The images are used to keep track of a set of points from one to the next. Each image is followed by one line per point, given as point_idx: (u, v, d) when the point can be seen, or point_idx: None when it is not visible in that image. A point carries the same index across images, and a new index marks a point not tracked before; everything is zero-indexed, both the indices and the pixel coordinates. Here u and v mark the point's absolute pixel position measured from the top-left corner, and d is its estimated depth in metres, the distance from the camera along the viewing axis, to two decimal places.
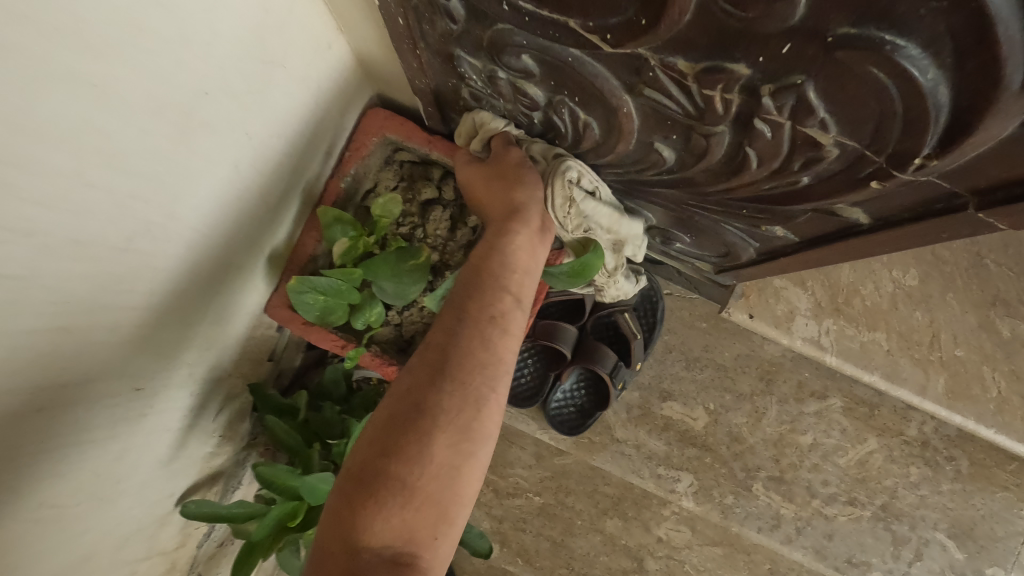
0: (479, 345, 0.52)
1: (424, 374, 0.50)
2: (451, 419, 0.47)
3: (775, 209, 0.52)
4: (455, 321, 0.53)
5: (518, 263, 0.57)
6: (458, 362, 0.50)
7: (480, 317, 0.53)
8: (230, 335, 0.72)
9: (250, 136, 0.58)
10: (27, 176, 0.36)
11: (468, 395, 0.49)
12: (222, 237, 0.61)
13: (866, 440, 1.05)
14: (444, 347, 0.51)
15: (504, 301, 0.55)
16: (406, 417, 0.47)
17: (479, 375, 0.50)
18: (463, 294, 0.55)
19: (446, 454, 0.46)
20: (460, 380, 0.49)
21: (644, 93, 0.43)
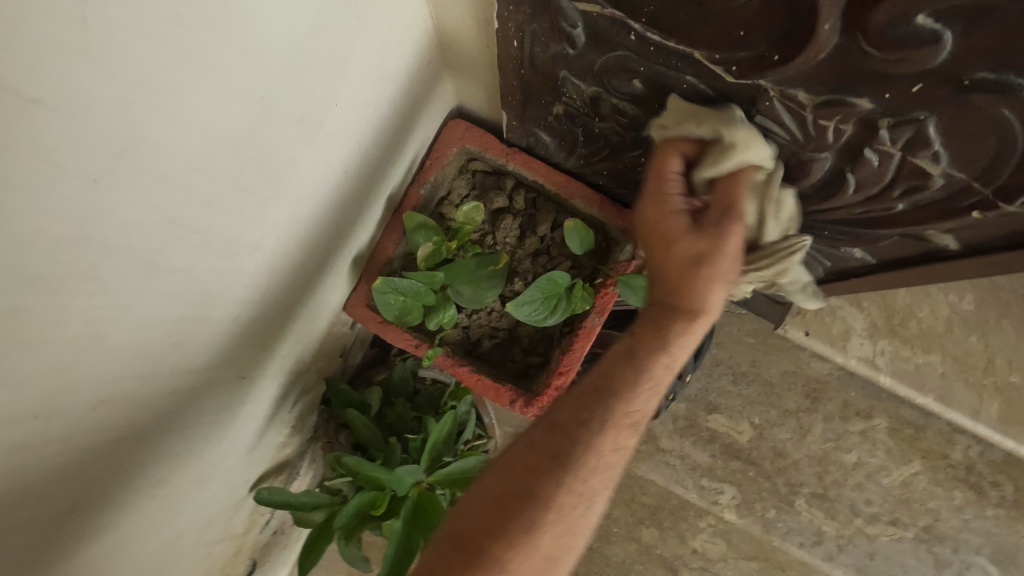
0: (612, 442, 0.52)
1: (547, 462, 0.51)
2: (568, 505, 0.51)
3: (860, 232, 0.55)
4: (598, 407, 0.52)
5: (671, 369, 0.53)
6: (588, 454, 0.51)
7: (623, 414, 0.52)
8: (313, 331, 0.75)
9: (359, 145, 0.61)
10: (202, 179, 0.39)
11: (580, 487, 0.51)
12: (325, 237, 0.65)
13: (911, 461, 1.06)
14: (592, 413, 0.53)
15: (648, 399, 0.53)
16: (525, 501, 0.50)
17: (598, 477, 0.52)
18: (614, 381, 0.53)
19: (555, 540, 0.50)
20: (587, 472, 0.51)
21: (754, 121, 0.46)
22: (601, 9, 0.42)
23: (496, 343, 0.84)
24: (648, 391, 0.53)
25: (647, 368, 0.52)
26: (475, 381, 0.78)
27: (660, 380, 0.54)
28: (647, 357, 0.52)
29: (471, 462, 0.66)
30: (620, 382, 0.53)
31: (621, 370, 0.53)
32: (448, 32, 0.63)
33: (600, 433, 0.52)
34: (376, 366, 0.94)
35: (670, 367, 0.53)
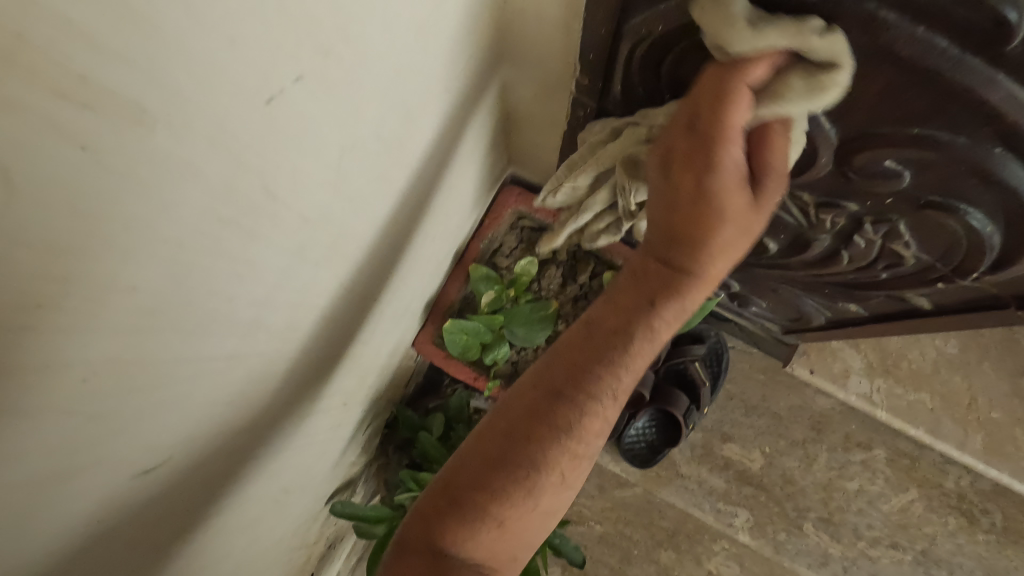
0: (618, 397, 0.51)
1: (541, 408, 0.48)
2: (567, 455, 0.49)
3: (854, 291, 0.68)
4: (594, 345, 0.49)
5: (683, 312, 0.48)
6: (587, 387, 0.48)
7: (631, 363, 0.49)
8: (389, 363, 0.88)
9: (440, 210, 0.75)
10: (355, 246, 0.54)
11: (585, 444, 0.50)
12: (407, 282, 0.79)
13: (907, 489, 1.17)
14: (585, 391, 0.48)
15: (653, 348, 0.50)
16: (518, 440, 0.47)
17: (598, 427, 0.50)
18: (609, 323, 0.49)
19: (553, 495, 0.50)
20: (583, 403, 0.48)
21: (769, 209, 0.60)
22: None
23: None
24: (652, 331, 0.49)
25: (657, 301, 0.47)
26: None
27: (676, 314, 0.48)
28: (658, 290, 0.47)
29: None
30: (624, 327, 0.48)
31: (628, 313, 0.48)
32: (518, 123, 0.78)
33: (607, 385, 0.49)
34: (431, 395, 1.06)
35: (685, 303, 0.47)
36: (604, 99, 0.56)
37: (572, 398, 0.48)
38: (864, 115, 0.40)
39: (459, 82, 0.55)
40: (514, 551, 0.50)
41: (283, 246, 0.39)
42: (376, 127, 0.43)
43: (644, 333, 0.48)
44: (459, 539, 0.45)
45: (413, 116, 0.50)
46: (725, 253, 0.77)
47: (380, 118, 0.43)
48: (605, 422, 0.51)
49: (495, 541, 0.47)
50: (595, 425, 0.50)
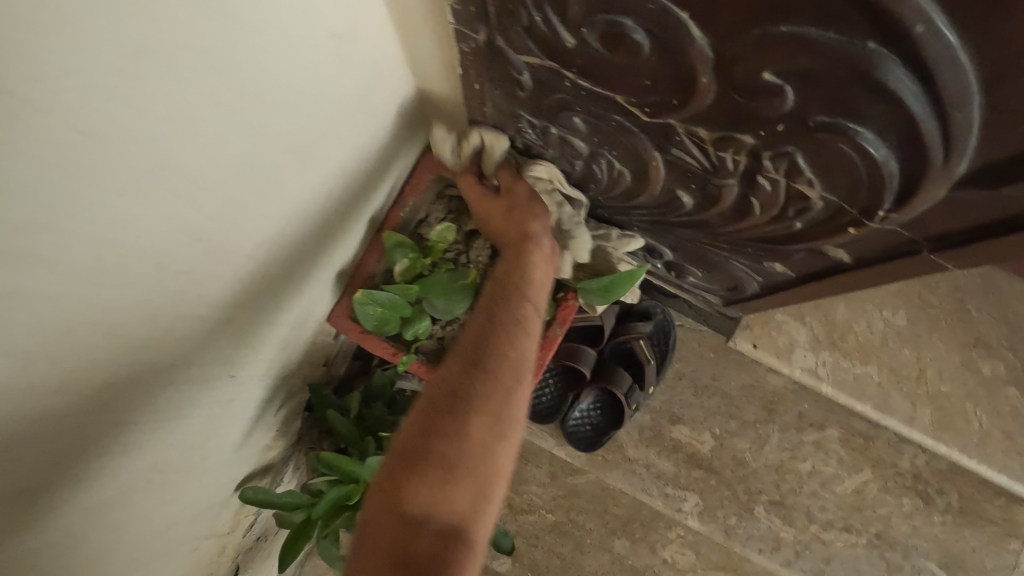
0: (513, 341, 0.64)
1: (450, 388, 0.60)
2: (473, 398, 0.59)
3: (776, 247, 0.63)
4: (479, 345, 0.63)
5: (534, 288, 0.69)
6: (479, 358, 0.62)
7: (513, 321, 0.65)
8: (298, 337, 0.82)
9: (343, 169, 0.69)
10: (207, 194, 0.47)
11: (502, 380, 0.61)
12: (310, 252, 0.73)
13: (861, 470, 1.13)
14: (477, 346, 0.63)
15: (530, 320, 0.67)
16: (448, 400, 0.59)
17: (505, 363, 0.62)
18: (489, 321, 0.65)
19: (485, 423, 0.57)
20: (471, 368, 0.61)
21: (671, 152, 0.55)
22: (540, 60, 0.51)
23: None
24: (523, 307, 0.67)
25: (508, 298, 0.67)
26: None
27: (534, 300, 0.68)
28: (500, 289, 0.69)
29: None
30: (495, 314, 0.66)
31: (508, 298, 0.67)
32: (425, 76, 0.72)
33: (497, 331, 0.64)
34: (361, 377, 1.01)
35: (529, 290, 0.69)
36: (485, 27, 0.50)
37: (473, 374, 0.61)
38: (733, 13, 0.35)
39: (329, 11, 0.49)
40: (479, 487, 0.55)
41: (54, 161, 0.33)
42: (186, 36, 0.37)
43: (512, 299, 0.68)
44: (408, 488, 0.53)
45: (262, 38, 0.44)
46: (650, 213, 0.72)
47: (188, 26, 0.37)
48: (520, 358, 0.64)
49: (457, 479, 0.54)
50: (498, 361, 0.62)
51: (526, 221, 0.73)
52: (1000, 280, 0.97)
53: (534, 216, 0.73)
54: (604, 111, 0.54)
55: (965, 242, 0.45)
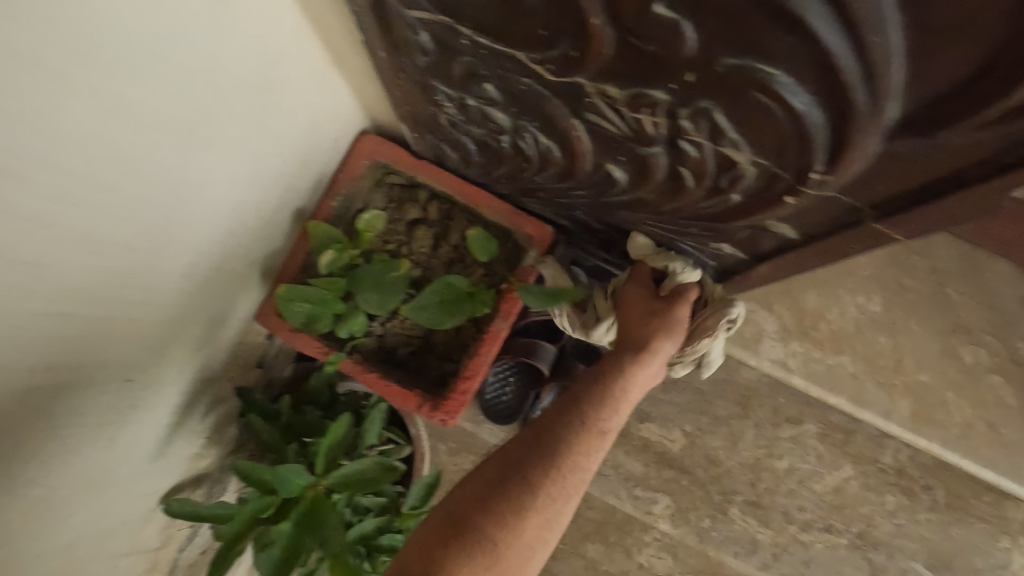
0: (587, 449, 0.63)
1: (515, 468, 0.61)
2: (531, 498, 0.59)
3: (717, 225, 0.57)
4: (557, 438, 0.63)
5: (629, 393, 0.67)
6: (552, 456, 0.62)
7: (590, 426, 0.64)
8: (219, 339, 0.76)
9: (250, 154, 0.63)
10: (40, 171, 0.41)
11: (565, 485, 0.61)
12: (221, 245, 0.66)
13: (841, 466, 1.06)
14: (554, 439, 0.63)
15: (610, 423, 0.66)
16: (500, 485, 0.60)
17: (572, 466, 0.62)
18: (577, 415, 0.64)
19: (535, 529, 0.58)
20: (539, 468, 0.61)
21: (587, 117, 0.49)
22: (430, 14, 0.45)
23: (412, 350, 0.85)
24: (606, 413, 0.65)
25: (606, 395, 0.66)
26: (383, 385, 0.79)
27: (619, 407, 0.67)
28: (609, 381, 0.67)
29: (362, 464, 0.67)
30: (576, 406, 0.65)
31: (599, 393, 0.66)
32: (339, 51, 0.66)
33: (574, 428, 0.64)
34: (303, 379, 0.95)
35: (623, 392, 0.67)
36: None
37: (541, 471, 0.61)
38: None
39: None
40: None
41: None
42: None
43: (600, 394, 0.66)
44: (452, 557, 0.54)
45: None
46: (588, 192, 0.66)
47: None
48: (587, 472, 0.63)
49: (492, 566, 0.55)
50: (569, 464, 0.62)
51: (664, 321, 0.69)
52: (982, 261, 0.90)
53: (675, 326, 0.69)
54: (511, 73, 0.48)
55: (912, 206, 0.39)
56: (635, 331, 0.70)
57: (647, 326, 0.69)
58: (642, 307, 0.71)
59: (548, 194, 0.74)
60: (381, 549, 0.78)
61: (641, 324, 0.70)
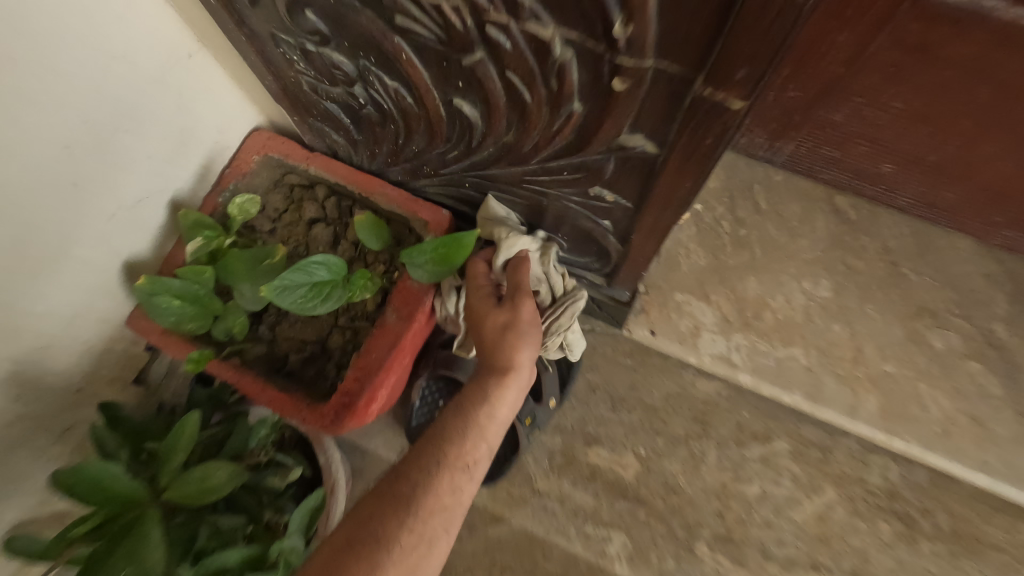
0: (452, 486, 0.52)
1: (363, 531, 0.48)
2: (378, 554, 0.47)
3: (581, 157, 0.51)
4: (407, 476, 0.52)
5: (496, 418, 0.58)
6: (398, 502, 0.50)
7: (455, 458, 0.54)
8: (79, 345, 0.68)
9: (94, 125, 0.58)
10: None
11: (431, 533, 0.50)
12: (65, 227, 0.60)
13: (821, 490, 0.92)
14: (412, 484, 0.52)
15: (479, 454, 0.55)
16: (346, 552, 0.47)
17: (438, 509, 0.51)
18: (427, 452, 0.54)
19: None
20: (386, 514, 0.49)
21: (401, 25, 0.45)
22: None
23: (304, 357, 0.77)
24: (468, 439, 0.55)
25: (469, 424, 0.56)
26: (259, 389, 0.70)
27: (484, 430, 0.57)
28: (469, 409, 0.57)
29: (211, 468, 0.58)
30: (439, 442, 0.55)
31: (463, 424, 0.56)
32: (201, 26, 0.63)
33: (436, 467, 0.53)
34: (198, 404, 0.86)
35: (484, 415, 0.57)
36: None
37: (393, 528, 0.49)
38: None
39: None
40: None
41: None
42: None
43: (466, 425, 0.56)
44: None
45: None
46: (460, 152, 0.61)
47: None
48: (460, 510, 0.52)
49: None
50: (433, 506, 0.51)
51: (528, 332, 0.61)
52: (936, 238, 0.82)
53: (534, 333, 0.61)
54: None
55: (723, 44, 0.34)
56: (491, 350, 0.61)
57: (501, 343, 0.60)
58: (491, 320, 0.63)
59: (433, 170, 0.68)
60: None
61: (495, 339, 0.61)
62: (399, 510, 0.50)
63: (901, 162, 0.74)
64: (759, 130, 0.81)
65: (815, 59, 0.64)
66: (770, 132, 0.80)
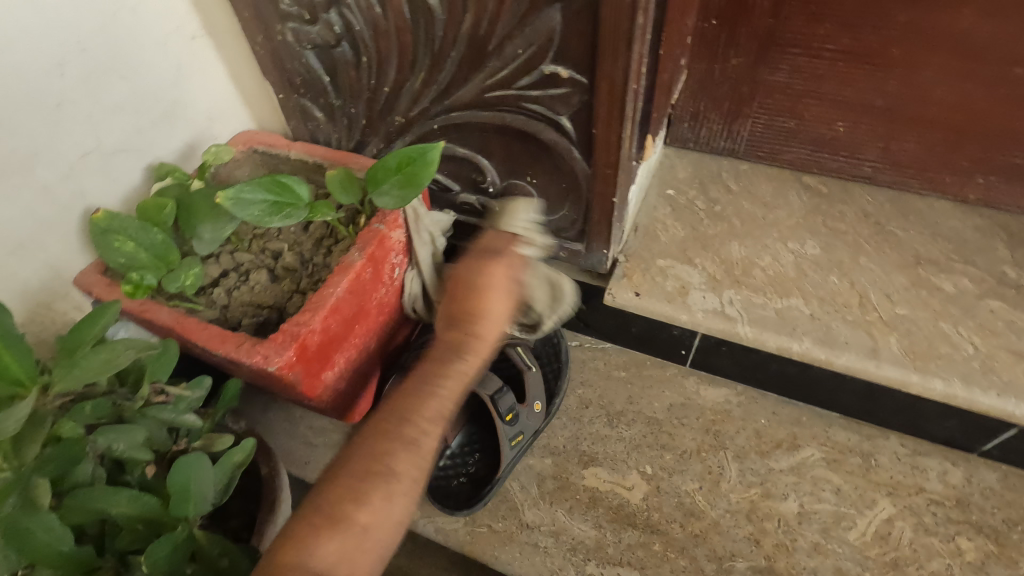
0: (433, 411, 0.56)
1: (366, 451, 0.54)
2: (343, 541, 0.49)
3: (533, 21, 0.55)
4: (347, 471, 0.53)
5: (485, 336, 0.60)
6: (353, 488, 0.52)
7: (428, 387, 0.57)
8: (13, 282, 0.64)
9: (89, 55, 0.63)
10: None
11: (424, 445, 0.55)
12: (33, 142, 0.61)
13: (875, 503, 0.75)
14: (408, 410, 0.56)
15: (452, 380, 0.58)
16: (359, 478, 0.52)
17: (432, 414, 0.56)
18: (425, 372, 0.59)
19: (405, 507, 0.53)
20: (339, 503, 0.51)
21: None
22: None
23: (258, 322, 0.70)
24: (411, 422, 0.55)
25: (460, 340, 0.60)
26: (201, 332, 0.64)
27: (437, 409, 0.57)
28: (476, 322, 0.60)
29: (118, 352, 0.49)
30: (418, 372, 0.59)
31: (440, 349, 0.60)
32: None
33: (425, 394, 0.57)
34: None
35: (429, 396, 0.57)
36: None
37: (389, 449, 0.54)
38: None
39: None
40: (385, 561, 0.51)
41: None
42: None
43: (450, 353, 0.60)
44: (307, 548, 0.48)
45: None
46: (425, 74, 0.65)
47: None
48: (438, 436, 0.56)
49: (354, 547, 0.49)
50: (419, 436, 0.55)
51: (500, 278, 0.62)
52: (914, 201, 0.81)
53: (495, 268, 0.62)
54: None
55: None
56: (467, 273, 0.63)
57: (471, 274, 0.62)
58: (479, 266, 0.63)
59: (403, 118, 0.72)
60: (139, 557, 0.52)
61: (467, 274, 0.63)
62: (393, 428, 0.55)
63: (853, 115, 0.78)
64: (713, 114, 0.85)
65: (746, 12, 0.72)
66: (724, 116, 0.84)
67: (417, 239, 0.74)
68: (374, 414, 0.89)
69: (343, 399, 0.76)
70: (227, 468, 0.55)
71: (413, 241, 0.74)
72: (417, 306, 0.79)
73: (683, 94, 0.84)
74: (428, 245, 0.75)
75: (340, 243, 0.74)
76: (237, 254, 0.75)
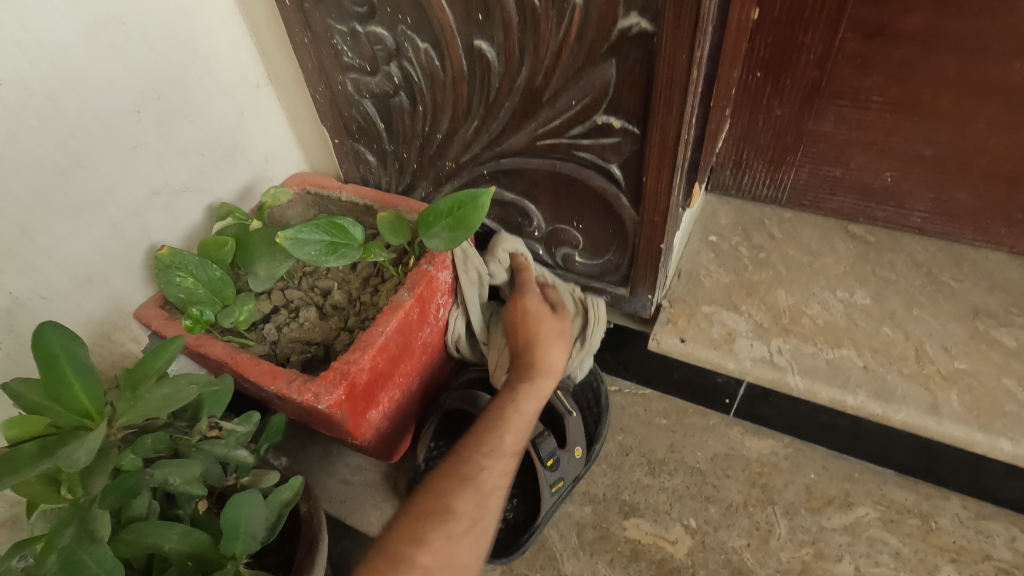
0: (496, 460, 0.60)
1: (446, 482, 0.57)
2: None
3: (588, 74, 0.57)
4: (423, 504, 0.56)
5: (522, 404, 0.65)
6: (414, 530, 0.54)
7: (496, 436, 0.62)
8: (80, 315, 0.67)
9: (164, 104, 0.68)
10: None
11: (485, 483, 0.58)
12: (110, 184, 0.65)
13: (937, 569, 0.71)
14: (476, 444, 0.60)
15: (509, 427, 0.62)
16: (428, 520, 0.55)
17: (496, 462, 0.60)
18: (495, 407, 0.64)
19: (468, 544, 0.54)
20: (400, 547, 0.53)
21: None
22: None
23: (305, 358, 0.71)
24: (472, 457, 0.59)
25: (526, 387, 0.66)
26: (253, 367, 0.65)
27: (506, 432, 0.62)
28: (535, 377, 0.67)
29: (180, 387, 0.50)
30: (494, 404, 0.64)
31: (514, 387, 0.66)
32: (265, 50, 0.76)
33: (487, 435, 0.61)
34: None
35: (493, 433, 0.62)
36: None
37: (449, 479, 0.58)
38: None
39: None
40: None
41: None
42: None
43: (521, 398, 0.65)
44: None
45: None
46: (478, 121, 0.67)
47: None
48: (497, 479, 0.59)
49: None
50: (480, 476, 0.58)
51: (561, 333, 0.70)
52: (967, 252, 0.80)
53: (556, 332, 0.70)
54: None
55: None
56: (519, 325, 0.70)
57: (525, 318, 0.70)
58: (535, 316, 0.71)
59: (453, 164, 0.74)
60: None
61: (521, 319, 0.71)
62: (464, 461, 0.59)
63: (902, 164, 0.77)
64: (757, 162, 0.85)
65: (790, 65, 0.73)
66: (768, 163, 0.85)
67: (467, 277, 0.74)
68: (410, 453, 0.88)
69: (384, 438, 0.76)
70: (274, 505, 0.56)
71: (462, 279, 0.74)
72: (460, 344, 0.80)
73: (726, 142, 0.84)
74: (477, 284, 0.75)
75: (387, 281, 0.75)
76: (288, 291, 0.77)
